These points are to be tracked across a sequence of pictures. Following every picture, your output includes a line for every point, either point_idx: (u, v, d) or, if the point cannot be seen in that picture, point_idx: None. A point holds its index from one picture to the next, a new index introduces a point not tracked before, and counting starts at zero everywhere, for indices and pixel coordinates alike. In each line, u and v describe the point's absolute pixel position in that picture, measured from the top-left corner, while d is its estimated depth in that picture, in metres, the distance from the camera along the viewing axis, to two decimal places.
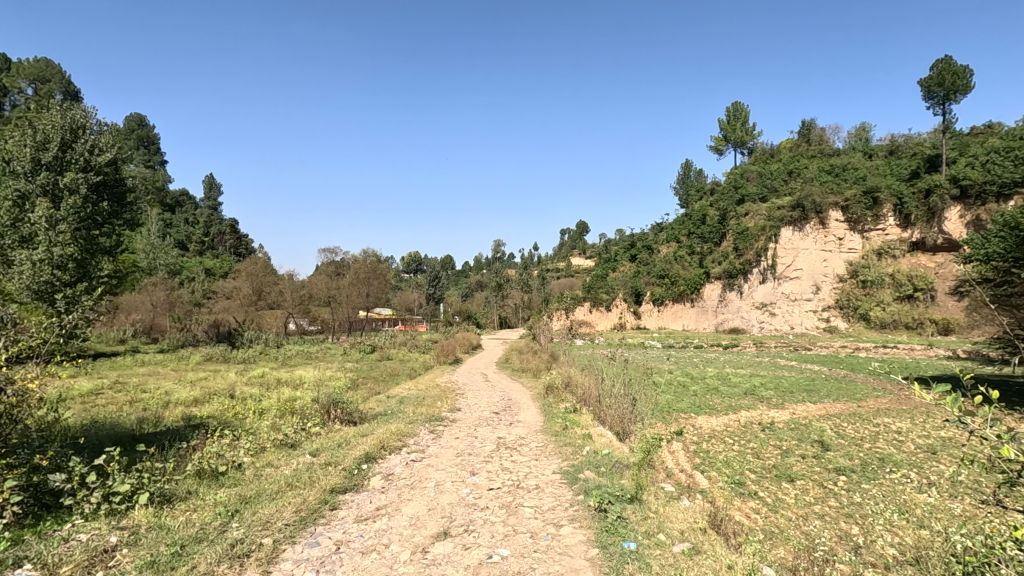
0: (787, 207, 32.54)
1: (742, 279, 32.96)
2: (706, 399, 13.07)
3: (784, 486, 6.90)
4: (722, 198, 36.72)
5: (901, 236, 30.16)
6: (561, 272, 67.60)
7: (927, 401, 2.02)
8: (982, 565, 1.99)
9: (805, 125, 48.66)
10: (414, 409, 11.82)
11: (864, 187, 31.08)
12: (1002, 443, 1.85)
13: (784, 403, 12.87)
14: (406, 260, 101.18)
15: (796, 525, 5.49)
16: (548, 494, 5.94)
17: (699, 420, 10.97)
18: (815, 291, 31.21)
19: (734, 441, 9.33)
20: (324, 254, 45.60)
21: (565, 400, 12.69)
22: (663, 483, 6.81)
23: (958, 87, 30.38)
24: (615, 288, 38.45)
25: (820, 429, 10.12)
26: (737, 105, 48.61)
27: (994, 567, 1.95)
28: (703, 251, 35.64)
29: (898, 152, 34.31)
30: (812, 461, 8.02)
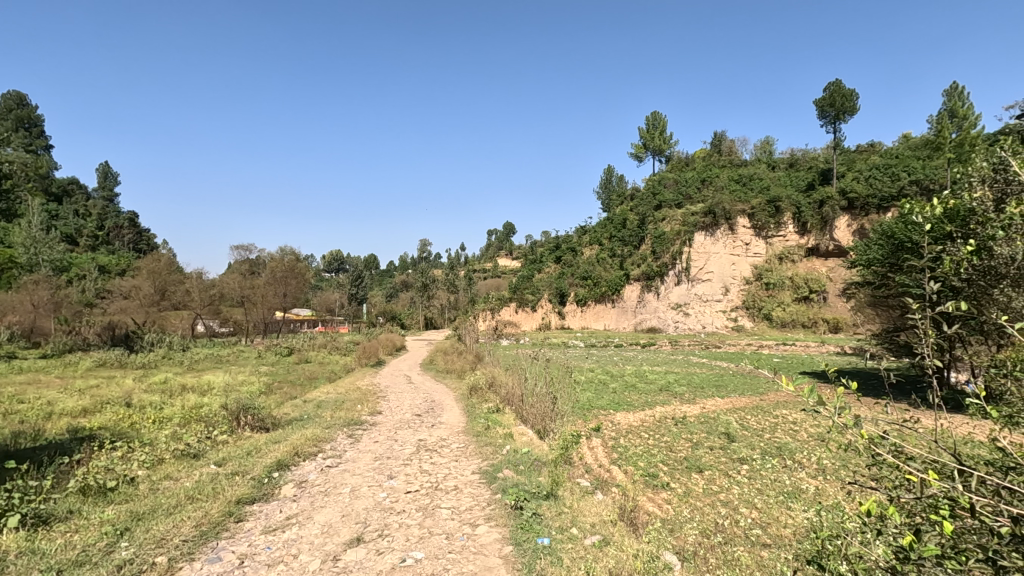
0: (699, 213, 34.63)
1: (659, 281, 34.66)
2: (625, 395, 13.62)
3: (693, 476, 7.34)
4: (641, 203, 38.32)
5: (799, 242, 32.84)
6: (488, 273, 67.67)
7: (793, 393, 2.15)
8: (832, 537, 2.12)
9: (716, 136, 51.70)
10: (333, 413, 11.43)
11: (768, 196, 33.59)
12: (852, 432, 1.97)
13: (695, 398, 13.66)
14: (328, 258, 97.60)
15: (699, 511, 5.84)
16: (466, 494, 5.96)
17: (617, 416, 11.41)
18: (724, 293, 33.28)
19: (649, 435, 9.76)
20: (238, 251, 42.93)
21: (489, 399, 12.79)
22: (579, 479, 7.03)
23: (846, 109, 33.50)
24: (540, 288, 39.07)
25: (727, 422, 10.85)
26: (656, 115, 50.87)
27: (839, 538, 2.09)
28: (624, 254, 37.10)
29: (796, 165, 37.30)
30: (719, 452, 8.59)
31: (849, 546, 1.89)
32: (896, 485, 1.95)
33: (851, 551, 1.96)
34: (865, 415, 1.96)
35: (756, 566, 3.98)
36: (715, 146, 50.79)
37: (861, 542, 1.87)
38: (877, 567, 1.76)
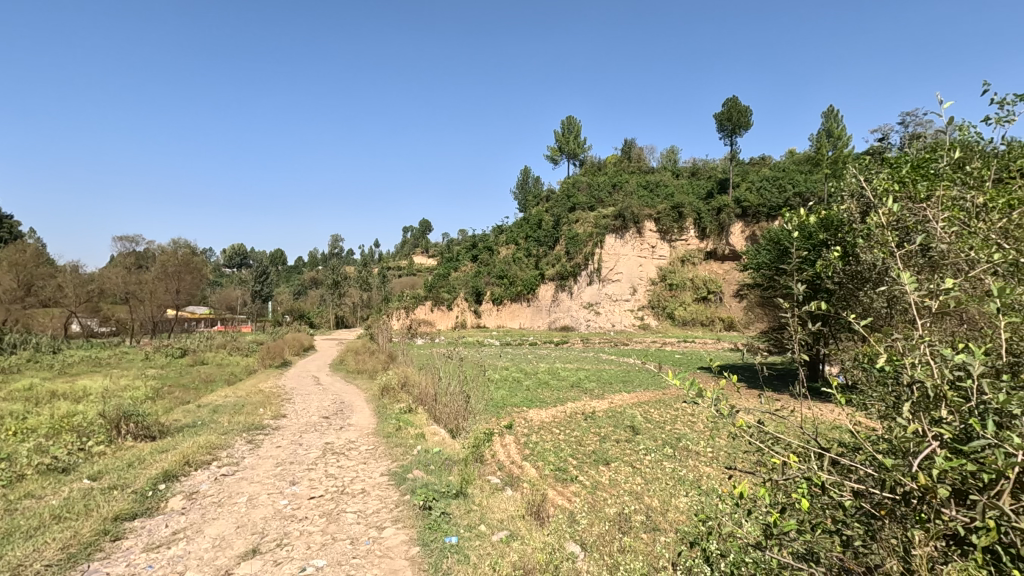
0: (610, 216, 36.07)
1: (572, 281, 35.74)
2: (538, 392, 13.90)
3: (601, 469, 7.65)
4: (556, 205, 39.17)
5: (699, 246, 35.04)
6: (403, 271, 66.28)
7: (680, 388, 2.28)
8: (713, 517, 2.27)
9: (627, 143, 53.98)
10: (231, 418, 10.69)
11: (672, 202, 35.61)
12: (730, 421, 2.12)
13: (604, 393, 14.24)
14: (228, 253, 91.03)
15: (603, 501, 6.10)
16: (373, 497, 5.80)
17: (530, 413, 11.63)
18: (632, 293, 34.91)
19: (560, 431, 10.05)
20: (121, 243, 38.91)
21: (402, 399, 12.57)
22: (489, 476, 7.12)
23: (742, 124, 36.38)
24: (457, 287, 38.87)
25: (632, 415, 11.41)
26: (571, 119, 52.27)
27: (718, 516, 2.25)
28: (539, 254, 37.86)
29: (698, 174, 39.87)
30: (624, 444, 9.02)
31: (726, 526, 2.02)
32: (765, 467, 2.11)
33: (724, 530, 2.12)
34: (738, 405, 2.11)
35: (651, 546, 4.18)
36: (625, 153, 53.02)
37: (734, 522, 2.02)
38: (747, 543, 1.89)
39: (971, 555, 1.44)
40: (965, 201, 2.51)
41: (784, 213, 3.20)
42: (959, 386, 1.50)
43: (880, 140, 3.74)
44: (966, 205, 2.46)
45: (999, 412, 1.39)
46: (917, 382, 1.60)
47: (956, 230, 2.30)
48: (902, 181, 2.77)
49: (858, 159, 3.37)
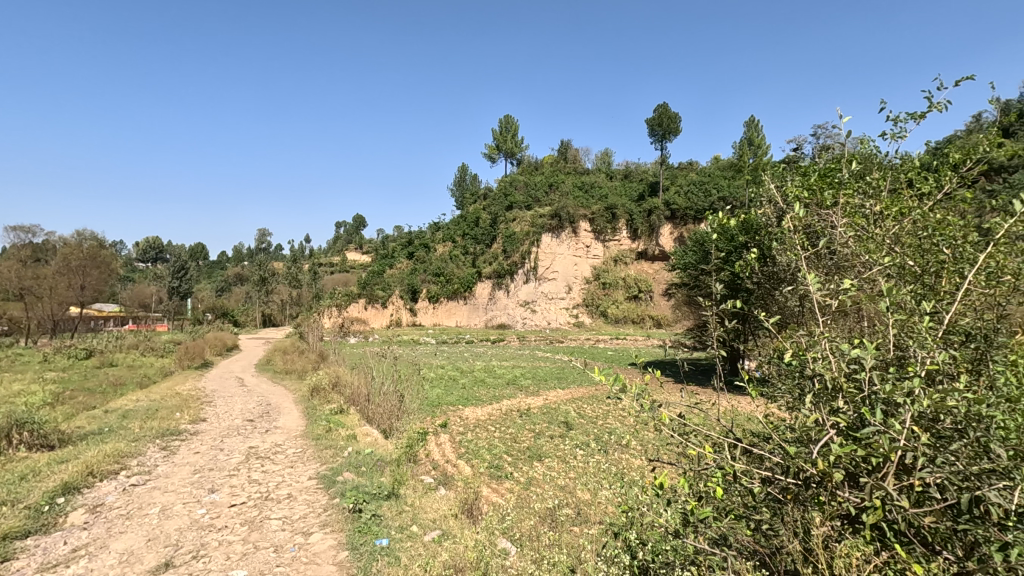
0: (546, 216, 36.54)
1: (509, 279, 35.95)
2: (474, 391, 13.87)
3: (534, 465, 7.74)
4: (493, 203, 39.15)
5: (631, 247, 36.14)
6: (335, 268, 64.15)
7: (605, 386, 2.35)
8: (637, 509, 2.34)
9: (563, 144, 54.79)
10: (143, 423, 9.95)
11: (606, 204, 36.53)
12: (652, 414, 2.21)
13: (539, 390, 14.43)
14: (142, 247, 84.67)
15: (537, 497, 6.17)
16: (300, 502, 5.58)
17: (465, 411, 11.59)
18: (567, 291, 35.58)
19: (496, 428, 10.09)
20: (15, 233, 35.23)
21: (332, 400, 12.16)
22: (423, 476, 7.04)
23: (671, 130, 37.91)
24: (391, 285, 38.10)
25: (566, 411, 11.63)
26: (508, 118, 52.43)
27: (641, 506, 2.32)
28: (476, 252, 37.77)
29: (630, 176, 41.09)
30: (558, 440, 9.17)
31: (650, 516, 2.09)
32: (684, 458, 2.20)
33: (646, 521, 2.20)
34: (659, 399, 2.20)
35: (581, 537, 4.25)
36: (561, 154, 53.85)
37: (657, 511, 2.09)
38: (667, 530, 1.98)
39: (861, 532, 1.58)
40: (864, 207, 2.74)
41: (707, 215, 3.36)
42: (853, 378, 1.63)
43: (795, 149, 3.99)
44: (865, 210, 2.70)
45: (885, 400, 1.52)
46: (817, 375, 1.72)
47: (857, 234, 2.51)
48: (810, 188, 3.00)
49: (774, 167, 3.59)
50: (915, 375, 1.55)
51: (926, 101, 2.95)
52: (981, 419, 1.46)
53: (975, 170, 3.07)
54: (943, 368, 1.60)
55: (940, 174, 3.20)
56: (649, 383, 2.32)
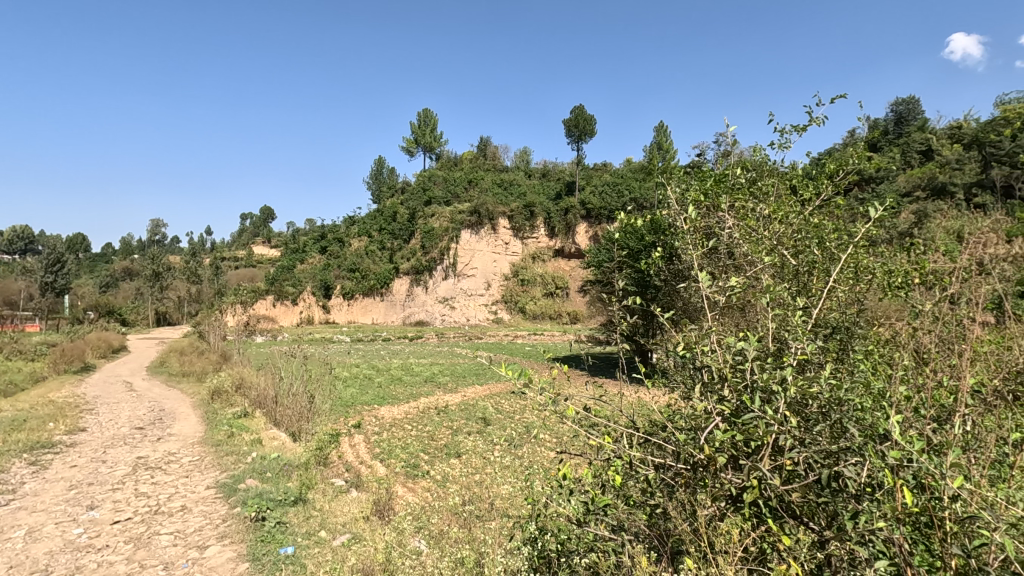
0: (465, 212, 36.34)
1: (427, 275, 35.52)
2: (390, 389, 13.58)
3: (451, 462, 7.72)
4: (411, 198, 38.20)
5: (548, 244, 36.79)
6: (240, 262, 60.16)
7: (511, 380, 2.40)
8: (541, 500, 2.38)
9: (482, 140, 54.62)
10: (7, 436, 8.80)
11: (524, 201, 36.93)
12: (549, 404, 2.28)
13: (457, 387, 14.38)
14: (7, 236, 74.78)
15: (455, 493, 6.17)
16: (196, 514, 5.19)
17: (381, 410, 11.31)
18: (486, 288, 35.71)
19: (413, 427, 9.94)
20: None
21: (236, 403, 11.41)
22: (334, 479, 6.79)
23: (587, 131, 39.10)
24: (303, 280, 36.36)
25: (484, 407, 11.69)
26: (427, 111, 51.58)
27: (547, 497, 2.36)
28: (393, 247, 36.91)
29: (548, 175, 41.55)
30: (476, 436, 9.20)
31: (552, 506, 2.15)
32: (584, 449, 2.27)
33: (550, 512, 2.24)
34: (559, 392, 2.27)
35: (488, 529, 4.26)
36: (480, 150, 53.82)
37: (558, 502, 2.15)
38: (570, 520, 2.03)
39: (741, 509, 1.72)
40: (752, 209, 2.97)
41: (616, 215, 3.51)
42: (737, 369, 1.76)
43: (699, 154, 4.24)
44: (754, 213, 2.93)
45: (763, 389, 1.66)
46: (706, 366, 1.85)
47: (746, 234, 2.72)
48: (707, 192, 3.22)
49: (678, 171, 3.81)
50: (787, 365, 1.71)
51: (807, 116, 3.26)
52: (840, 403, 1.63)
53: (847, 180, 3.43)
54: (809, 357, 1.78)
55: (819, 181, 3.54)
56: (556, 376, 2.39)
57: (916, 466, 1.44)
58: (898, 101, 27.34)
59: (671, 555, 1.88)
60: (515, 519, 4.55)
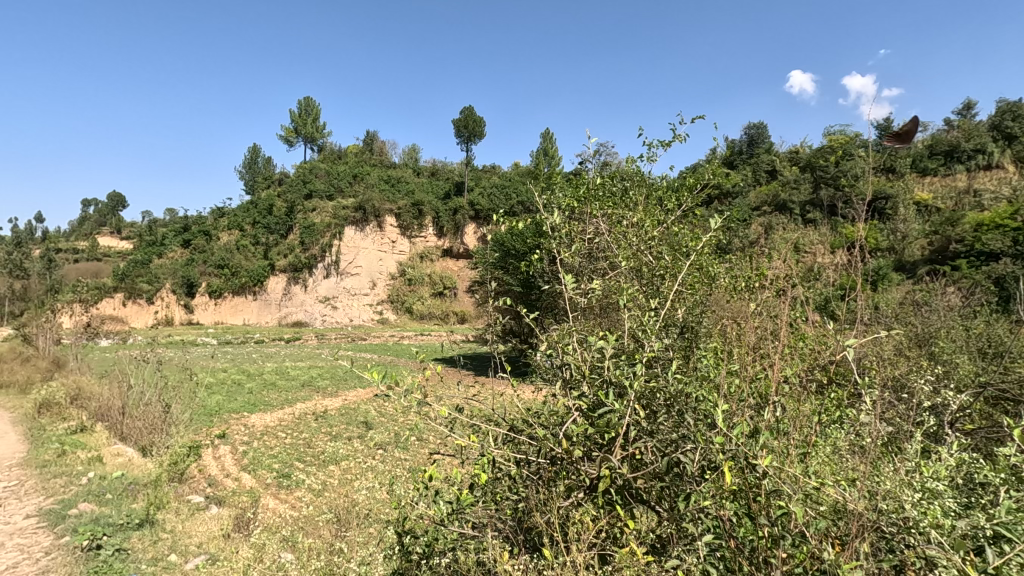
0: (350, 207, 34.65)
1: (306, 273, 33.58)
2: (262, 395, 12.61)
3: (329, 469, 7.36)
4: (289, 190, 35.42)
5: (437, 244, 36.30)
6: (81, 254, 52.48)
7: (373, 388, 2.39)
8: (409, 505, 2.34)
9: (368, 135, 52.57)
10: None
11: (412, 199, 36.02)
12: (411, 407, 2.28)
13: (337, 391, 13.74)
14: None
15: (332, 501, 5.90)
16: (10, 549, 4.43)
17: (252, 419, 10.48)
18: (371, 287, 34.55)
19: (287, 434, 9.33)
20: None
21: (70, 418, 9.89)
22: (190, 497, 6.14)
23: (476, 133, 39.26)
24: (160, 277, 32.63)
25: (366, 411, 11.26)
26: (308, 100, 48.57)
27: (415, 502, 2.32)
28: (268, 243, 34.33)
29: (437, 174, 40.78)
30: (357, 440, 8.87)
31: (418, 508, 2.13)
32: (450, 451, 2.27)
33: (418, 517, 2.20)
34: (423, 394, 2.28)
35: (352, 534, 4.18)
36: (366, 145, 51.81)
37: (425, 505, 2.12)
38: (434, 523, 2.01)
39: (597, 498, 1.83)
40: (623, 217, 3.20)
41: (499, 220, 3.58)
42: (594, 366, 1.87)
43: (579, 165, 4.43)
44: (625, 221, 3.16)
45: (616, 385, 1.79)
46: (567, 363, 1.94)
47: (614, 239, 2.91)
48: (580, 200, 3.40)
49: (558, 179, 4.00)
50: (639, 361, 1.85)
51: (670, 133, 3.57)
52: (683, 396, 1.80)
53: (703, 194, 3.83)
54: (657, 355, 1.94)
55: (680, 195, 3.90)
56: (429, 379, 2.39)
57: (733, 451, 1.64)
58: (751, 125, 30.60)
59: (528, 544, 1.98)
60: (384, 523, 4.50)
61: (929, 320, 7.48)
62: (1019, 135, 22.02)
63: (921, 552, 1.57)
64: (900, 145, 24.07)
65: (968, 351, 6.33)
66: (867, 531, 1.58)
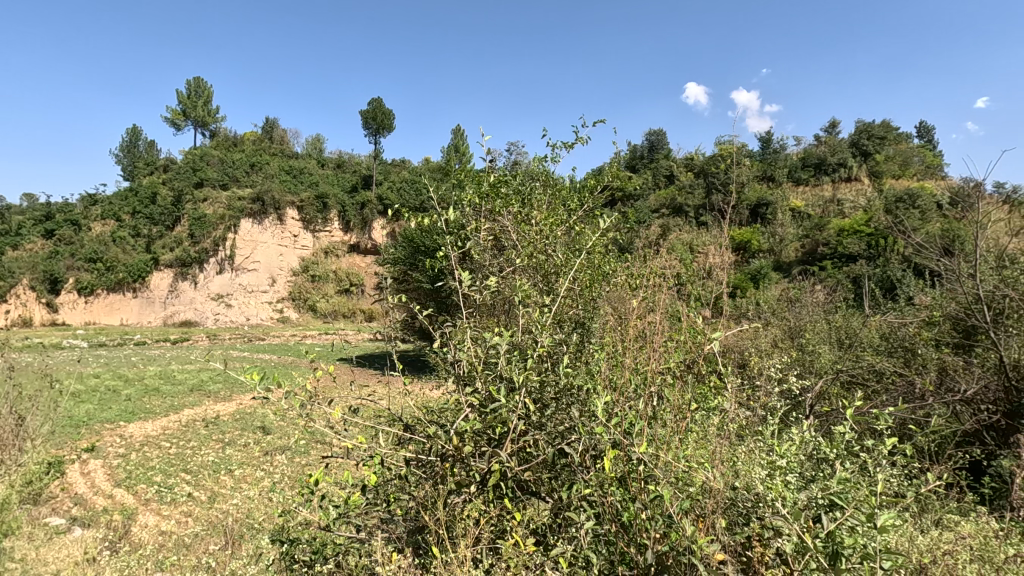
0: (247, 198, 32.34)
1: (196, 269, 31.02)
2: (142, 402, 11.43)
3: (221, 479, 6.85)
4: (176, 177, 32.40)
5: (342, 239, 34.87)
6: None
7: (256, 392, 2.26)
8: (292, 511, 2.23)
9: (267, 122, 49.37)
10: None
11: (316, 192, 34.17)
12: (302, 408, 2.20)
13: (230, 396, 12.79)
14: None
15: (220, 513, 5.51)
16: None
17: (130, 428, 9.49)
18: (270, 284, 32.56)
19: (172, 443, 8.55)
20: None
21: None
22: (50, 520, 5.46)
23: (385, 125, 38.20)
24: (16, 271, 29.23)
25: (262, 415, 10.58)
26: (198, 80, 44.68)
27: (298, 507, 2.22)
28: (151, 235, 31.20)
29: (343, 166, 39.08)
30: (252, 447, 8.33)
31: (302, 515, 2.05)
32: (337, 454, 2.19)
33: (301, 523, 2.11)
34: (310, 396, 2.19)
35: (237, 548, 3.90)
36: (265, 132, 48.61)
37: (309, 513, 2.04)
38: (317, 527, 1.95)
39: (486, 493, 1.86)
40: (526, 216, 3.26)
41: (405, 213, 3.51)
42: (489, 362, 1.89)
43: (488, 161, 4.44)
44: (528, 219, 3.23)
45: (506, 380, 1.82)
46: (462, 361, 1.95)
47: (516, 236, 2.97)
48: (486, 196, 3.44)
49: (467, 175, 3.99)
50: (532, 357, 1.91)
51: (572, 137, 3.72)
52: (571, 391, 1.88)
53: (602, 195, 4.01)
54: (549, 350, 2.00)
55: (583, 196, 4.04)
56: (319, 379, 2.28)
57: (614, 442, 1.74)
58: (652, 132, 32.34)
59: (416, 547, 1.95)
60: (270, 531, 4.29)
61: (799, 315, 8.34)
62: (874, 152, 25.10)
63: (769, 523, 1.75)
64: (779, 156, 26.57)
65: (829, 341, 7.14)
66: (724, 508, 1.75)
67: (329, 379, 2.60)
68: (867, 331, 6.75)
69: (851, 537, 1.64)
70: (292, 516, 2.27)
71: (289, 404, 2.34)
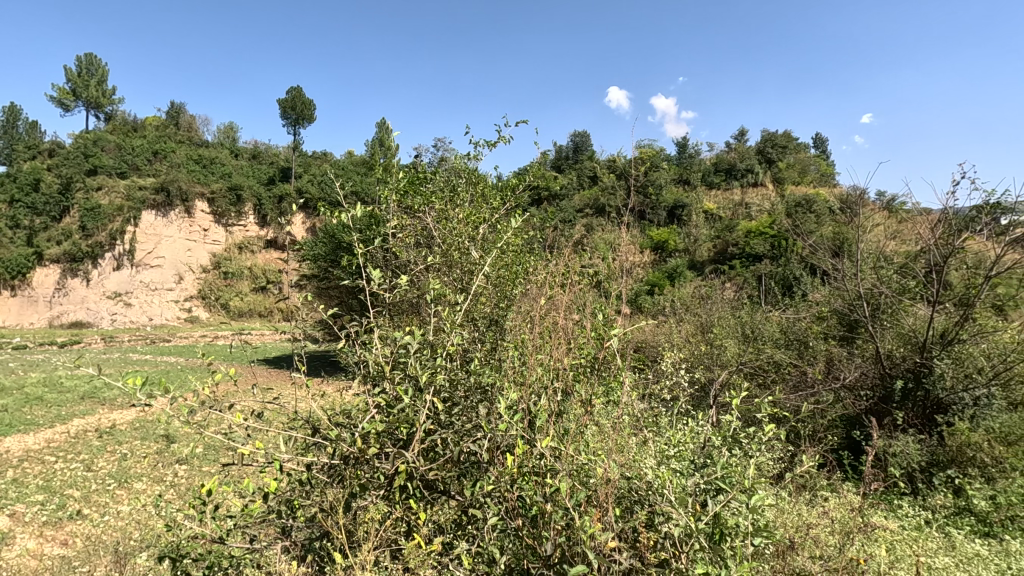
0: (149, 188, 29.79)
1: (89, 264, 28.36)
2: (22, 412, 10.25)
3: (117, 494, 6.29)
4: (64, 163, 29.27)
5: (258, 233, 32.90)
6: None
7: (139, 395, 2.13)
8: (183, 523, 2.10)
9: (173, 107, 45.81)
10: None
11: (229, 183, 31.93)
12: (197, 414, 2.07)
13: (129, 403, 11.75)
14: None
15: (112, 530, 5.08)
16: None
17: (8, 443, 8.50)
18: (177, 282, 30.24)
19: (59, 457, 7.76)
20: None
21: None
22: None
23: (305, 116, 36.52)
24: None
25: (165, 423, 9.79)
26: (91, 57, 40.63)
27: (189, 519, 2.09)
28: (34, 226, 28.04)
29: (260, 157, 36.82)
30: (155, 457, 7.69)
31: (191, 527, 1.93)
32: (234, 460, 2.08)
33: (192, 536, 1.99)
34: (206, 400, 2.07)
35: (129, 569, 3.56)
36: (171, 118, 45.02)
37: (202, 524, 1.93)
38: (208, 540, 1.85)
39: (390, 494, 1.84)
40: (446, 214, 3.24)
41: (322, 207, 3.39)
42: (397, 362, 1.87)
43: (414, 156, 4.37)
44: (446, 217, 3.21)
45: (413, 380, 1.81)
46: (370, 361, 1.92)
47: (433, 234, 2.94)
48: (405, 192, 3.39)
49: (390, 168, 3.91)
50: (441, 355, 1.91)
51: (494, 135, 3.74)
52: (478, 388, 1.90)
53: (524, 193, 4.04)
54: (458, 348, 2.00)
55: (506, 193, 4.06)
56: (218, 383, 2.13)
57: (517, 437, 1.78)
58: (576, 133, 33.03)
59: (316, 555, 1.88)
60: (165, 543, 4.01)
61: (710, 311, 8.85)
62: (777, 160, 26.99)
63: (659, 509, 1.86)
64: (694, 161, 27.99)
65: (735, 335, 7.63)
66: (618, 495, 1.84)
67: (228, 382, 2.47)
68: (768, 326, 7.25)
69: (732, 517, 1.78)
70: (181, 529, 2.13)
71: (183, 408, 2.20)
